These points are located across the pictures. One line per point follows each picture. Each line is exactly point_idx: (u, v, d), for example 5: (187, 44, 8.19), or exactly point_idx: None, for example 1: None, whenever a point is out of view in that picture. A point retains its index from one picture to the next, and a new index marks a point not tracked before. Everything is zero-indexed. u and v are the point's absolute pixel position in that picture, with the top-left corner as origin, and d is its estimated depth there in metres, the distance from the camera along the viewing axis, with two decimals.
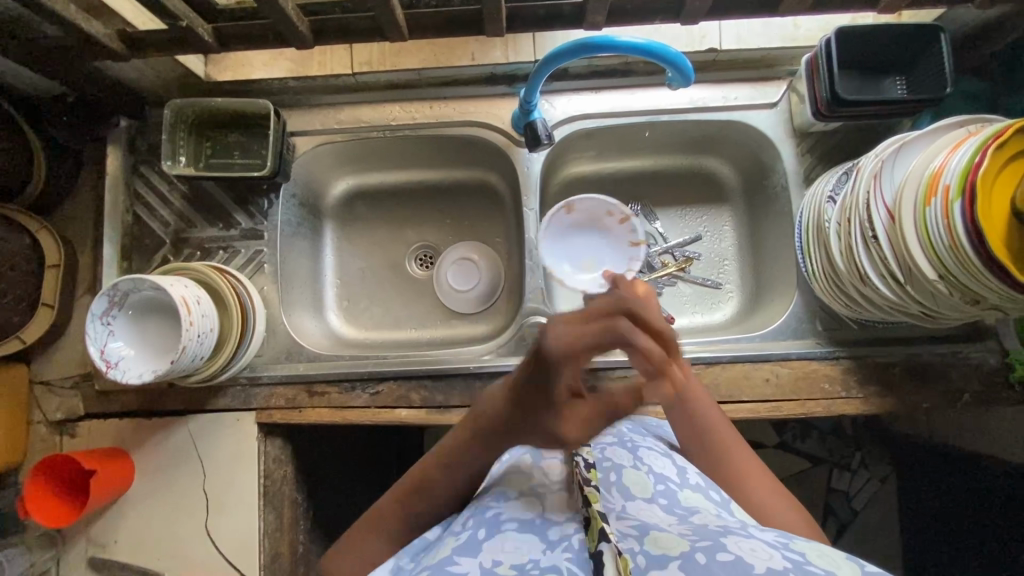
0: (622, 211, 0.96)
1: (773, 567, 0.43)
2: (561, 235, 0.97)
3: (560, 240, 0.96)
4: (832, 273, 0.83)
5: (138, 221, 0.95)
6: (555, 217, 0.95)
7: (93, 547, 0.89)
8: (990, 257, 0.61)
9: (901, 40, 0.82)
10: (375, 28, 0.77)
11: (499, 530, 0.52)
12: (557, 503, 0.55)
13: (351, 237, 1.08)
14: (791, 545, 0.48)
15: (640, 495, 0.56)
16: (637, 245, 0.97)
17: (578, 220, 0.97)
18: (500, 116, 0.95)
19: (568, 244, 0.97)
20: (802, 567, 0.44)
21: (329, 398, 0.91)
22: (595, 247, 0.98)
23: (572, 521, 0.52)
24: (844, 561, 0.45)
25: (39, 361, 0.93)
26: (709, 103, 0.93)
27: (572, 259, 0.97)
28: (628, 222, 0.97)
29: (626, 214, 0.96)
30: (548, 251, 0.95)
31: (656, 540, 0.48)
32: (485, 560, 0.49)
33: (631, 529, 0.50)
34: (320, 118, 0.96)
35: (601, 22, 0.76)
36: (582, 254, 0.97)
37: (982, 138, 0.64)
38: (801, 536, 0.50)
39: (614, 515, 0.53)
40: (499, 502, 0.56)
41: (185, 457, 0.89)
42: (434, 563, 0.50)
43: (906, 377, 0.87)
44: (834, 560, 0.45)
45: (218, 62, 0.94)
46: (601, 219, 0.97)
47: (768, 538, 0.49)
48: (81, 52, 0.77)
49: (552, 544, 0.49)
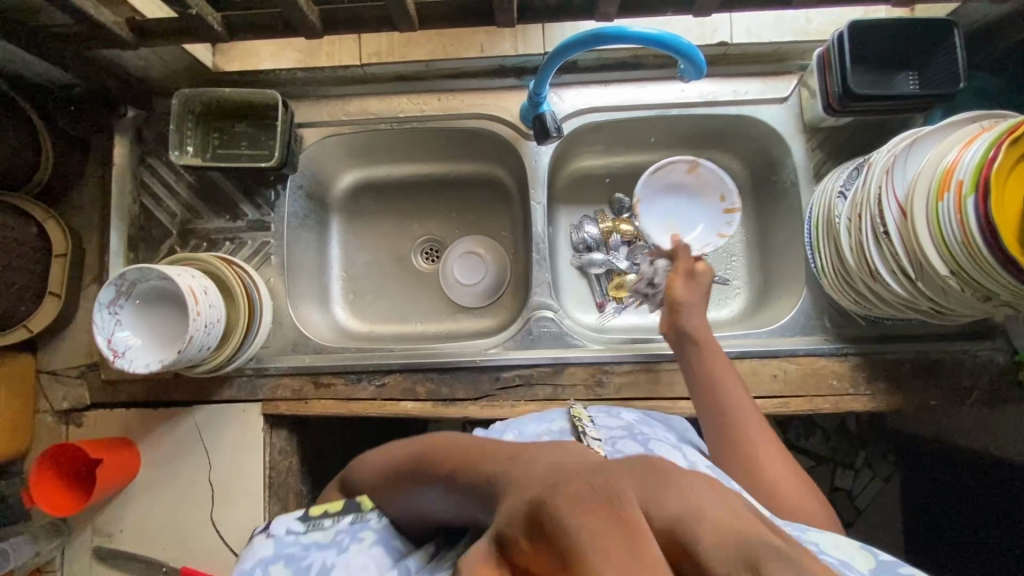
0: (731, 201, 0.98)
1: None
2: (664, 186, 0.99)
3: (659, 191, 0.99)
4: (842, 270, 0.83)
5: (145, 212, 0.95)
6: (670, 169, 0.97)
7: (98, 537, 0.89)
8: (1003, 253, 0.61)
9: (913, 34, 0.82)
10: (385, 18, 0.77)
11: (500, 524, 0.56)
12: None
13: (357, 229, 1.07)
14: (805, 535, 0.48)
15: None
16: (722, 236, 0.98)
17: (690, 180, 0.98)
18: (508, 108, 0.95)
19: (667, 200, 1.00)
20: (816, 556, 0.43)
21: (335, 390, 0.91)
22: (687, 216, 1.01)
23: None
24: (859, 552, 0.46)
25: (45, 350, 0.93)
26: (719, 98, 0.93)
27: (660, 212, 1.00)
28: (732, 211, 0.98)
29: (734, 206, 0.98)
30: (644, 191, 0.98)
31: None
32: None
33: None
34: (328, 109, 0.96)
35: (612, 13, 0.76)
36: (673, 214, 1.00)
37: (996, 133, 0.63)
38: (814, 529, 0.50)
39: None
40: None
41: (190, 447, 0.89)
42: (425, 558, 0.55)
43: (914, 374, 0.87)
44: (848, 551, 0.46)
45: (225, 52, 0.94)
46: (710, 195, 0.99)
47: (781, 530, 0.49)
48: (90, 40, 0.76)
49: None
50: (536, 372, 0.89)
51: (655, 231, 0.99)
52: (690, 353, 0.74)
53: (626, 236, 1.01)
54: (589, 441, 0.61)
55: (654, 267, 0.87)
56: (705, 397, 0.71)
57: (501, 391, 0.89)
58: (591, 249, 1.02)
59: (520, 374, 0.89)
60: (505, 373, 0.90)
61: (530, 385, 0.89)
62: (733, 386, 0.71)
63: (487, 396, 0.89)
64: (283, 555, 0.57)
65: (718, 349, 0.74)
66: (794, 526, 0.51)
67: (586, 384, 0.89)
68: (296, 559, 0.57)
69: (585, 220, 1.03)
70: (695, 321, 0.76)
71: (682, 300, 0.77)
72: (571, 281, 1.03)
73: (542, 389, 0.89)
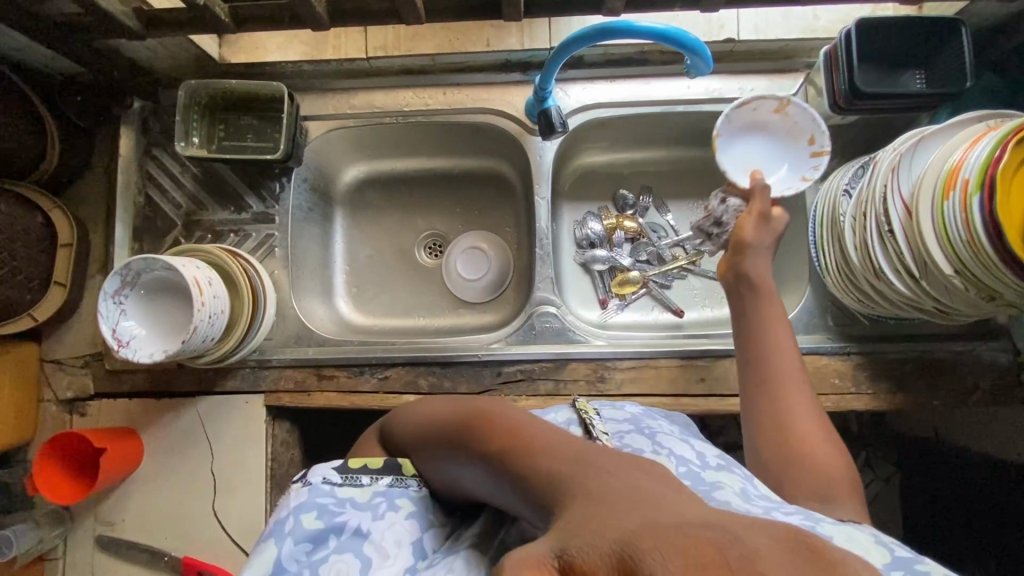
0: (821, 143, 0.85)
1: None
2: (744, 122, 0.87)
3: (738, 127, 0.87)
4: (846, 269, 0.83)
5: (150, 202, 0.95)
6: (756, 103, 0.85)
7: (101, 525, 0.90)
8: (1008, 253, 0.60)
9: (921, 32, 0.81)
10: (392, 11, 0.77)
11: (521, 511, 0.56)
12: None
13: (362, 223, 1.08)
14: (819, 527, 0.48)
15: None
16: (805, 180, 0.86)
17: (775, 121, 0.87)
18: (514, 103, 0.95)
19: (745, 137, 0.88)
20: None
21: (337, 382, 0.91)
22: (767, 156, 0.88)
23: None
24: (874, 547, 0.46)
25: (49, 340, 0.94)
26: (725, 95, 0.92)
27: (738, 148, 0.87)
28: (818, 160, 0.85)
29: (824, 147, 0.85)
30: (725, 123, 0.85)
31: None
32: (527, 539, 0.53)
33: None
34: (333, 102, 0.96)
35: (620, 8, 0.76)
36: (751, 153, 0.88)
37: (1002, 132, 0.63)
38: (825, 518, 0.50)
39: None
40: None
41: (193, 437, 0.90)
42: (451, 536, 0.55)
43: (917, 373, 0.87)
44: (862, 545, 0.46)
45: (232, 43, 0.94)
46: (797, 136, 0.86)
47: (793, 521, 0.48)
48: (97, 29, 0.77)
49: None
50: (538, 367, 0.90)
51: (732, 168, 0.87)
52: (746, 300, 0.71)
53: (630, 232, 1.03)
54: (597, 433, 0.62)
55: (726, 205, 0.85)
56: (751, 350, 0.67)
57: (503, 385, 0.89)
58: (594, 246, 1.03)
59: (522, 369, 0.90)
60: (507, 367, 0.90)
61: (531, 379, 0.89)
62: (782, 342, 0.67)
63: (488, 390, 0.89)
64: (316, 505, 0.57)
65: (775, 302, 0.70)
66: (805, 516, 0.50)
67: (587, 379, 0.89)
68: (329, 512, 0.57)
69: (589, 217, 1.04)
70: (758, 268, 0.72)
71: (750, 240, 0.73)
72: (574, 277, 1.03)
73: (544, 384, 0.89)
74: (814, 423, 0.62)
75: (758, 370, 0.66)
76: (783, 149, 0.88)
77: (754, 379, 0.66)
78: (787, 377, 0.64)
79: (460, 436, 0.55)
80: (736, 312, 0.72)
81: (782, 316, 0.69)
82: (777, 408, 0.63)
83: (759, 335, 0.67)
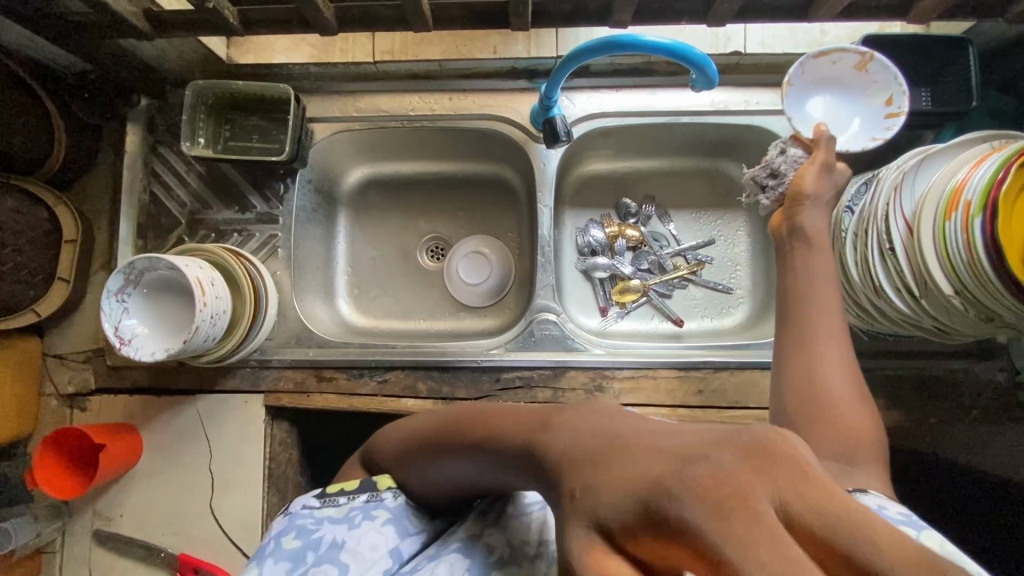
0: (900, 104, 0.74)
1: None
2: (820, 75, 0.78)
3: (811, 80, 0.78)
4: (847, 284, 0.83)
5: (155, 200, 0.95)
6: (835, 53, 0.76)
7: (98, 520, 0.90)
8: (1008, 275, 0.60)
9: (928, 49, 0.82)
10: (399, 18, 0.77)
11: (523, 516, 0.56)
12: None
13: (365, 224, 1.08)
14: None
15: None
16: (875, 142, 0.75)
17: (853, 76, 0.77)
18: (520, 111, 0.95)
19: (817, 90, 0.78)
20: None
21: (337, 384, 0.91)
22: (839, 113, 0.78)
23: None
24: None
25: (52, 334, 0.94)
26: (730, 107, 0.93)
27: (807, 102, 0.78)
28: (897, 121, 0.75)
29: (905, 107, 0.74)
30: (797, 71, 0.77)
31: None
32: (511, 539, 0.56)
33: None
34: (340, 105, 0.96)
35: (627, 20, 0.76)
36: (820, 109, 0.78)
37: (1005, 155, 0.63)
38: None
39: None
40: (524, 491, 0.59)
41: (192, 435, 0.90)
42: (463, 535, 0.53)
43: (915, 391, 0.88)
44: None
45: (240, 45, 0.94)
46: (874, 94, 0.76)
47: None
48: (107, 28, 0.77)
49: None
50: (537, 374, 0.90)
51: (796, 118, 0.78)
52: (798, 254, 0.65)
53: (631, 241, 1.04)
54: None
55: (786, 155, 0.72)
56: (795, 302, 0.61)
57: (501, 392, 0.90)
58: (595, 253, 1.03)
59: (521, 376, 0.90)
60: (506, 374, 0.90)
61: (530, 386, 0.90)
62: (828, 299, 0.60)
63: (487, 396, 0.90)
64: (295, 527, 0.58)
65: (829, 257, 0.64)
66: None
67: (585, 388, 0.89)
68: (306, 531, 0.58)
69: (591, 225, 1.04)
70: (815, 224, 0.66)
71: (809, 193, 0.67)
72: (574, 283, 1.03)
73: (543, 392, 0.89)
74: (849, 387, 0.56)
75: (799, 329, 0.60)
76: (857, 108, 0.77)
77: (792, 342, 0.60)
78: (831, 336, 0.59)
79: (438, 432, 0.58)
80: (785, 265, 0.65)
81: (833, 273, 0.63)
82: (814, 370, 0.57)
83: (805, 291, 0.61)
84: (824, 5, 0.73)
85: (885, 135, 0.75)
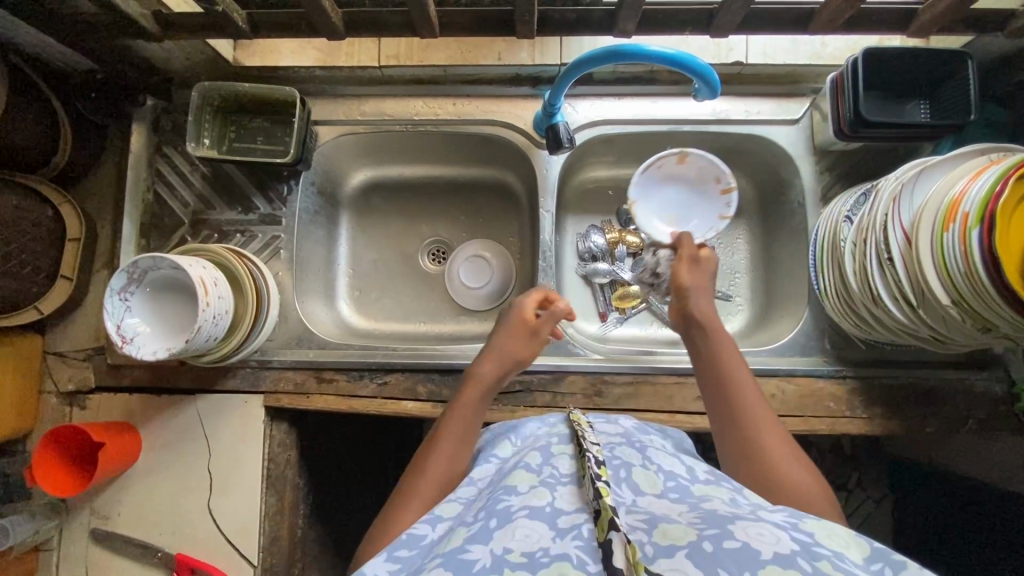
0: (727, 182, 0.89)
1: (780, 552, 0.43)
2: (656, 179, 0.92)
3: (653, 184, 0.93)
4: (845, 293, 0.84)
5: (159, 200, 0.96)
6: (654, 166, 0.91)
7: (96, 519, 0.90)
8: (1004, 287, 0.61)
9: (927, 62, 0.81)
10: (406, 23, 0.78)
11: (510, 520, 0.51)
12: (567, 495, 0.54)
13: (367, 227, 1.09)
14: (801, 525, 0.48)
15: (649, 491, 0.56)
16: (721, 222, 0.91)
17: (683, 171, 0.91)
18: (522, 117, 0.96)
19: (660, 192, 0.93)
20: (810, 549, 0.44)
21: (336, 385, 0.91)
22: (689, 204, 0.93)
23: (581, 513, 0.51)
24: (853, 541, 0.46)
25: (54, 332, 0.95)
26: (731, 116, 0.93)
27: (654, 204, 0.93)
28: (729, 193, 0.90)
29: (733, 185, 0.89)
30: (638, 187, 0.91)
31: (665, 531, 0.48)
32: (496, 547, 0.48)
33: (641, 522, 0.50)
34: (345, 108, 0.97)
35: (631, 30, 0.77)
36: (667, 207, 0.93)
37: (1003, 168, 0.63)
38: (809, 515, 0.50)
39: (624, 509, 0.53)
40: (510, 495, 0.55)
41: (191, 436, 0.90)
42: (445, 551, 0.50)
43: (914, 400, 0.88)
44: (842, 540, 0.46)
45: (247, 47, 0.96)
46: (704, 178, 0.91)
47: (776, 519, 0.49)
48: (115, 29, 0.78)
49: (561, 533, 0.49)
50: (537, 379, 0.90)
51: (652, 227, 0.92)
52: (698, 338, 0.73)
53: (632, 248, 1.01)
54: (587, 444, 0.60)
55: (657, 256, 0.92)
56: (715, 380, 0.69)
57: (501, 396, 0.90)
58: (596, 258, 1.03)
59: (520, 380, 0.90)
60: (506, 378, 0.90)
61: (530, 391, 0.90)
62: (743, 376, 0.69)
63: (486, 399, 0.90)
64: None
65: (726, 337, 0.72)
66: (789, 513, 0.51)
67: (585, 393, 0.89)
68: None
69: (591, 230, 1.04)
70: (702, 306, 0.75)
71: (688, 284, 0.77)
72: (574, 288, 1.04)
73: (542, 396, 0.90)
74: (779, 434, 0.64)
75: (719, 394, 0.68)
76: (701, 193, 0.93)
77: (723, 414, 0.67)
78: (744, 394, 0.67)
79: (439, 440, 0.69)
80: (693, 350, 0.74)
81: (735, 349, 0.72)
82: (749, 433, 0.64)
83: (712, 365, 0.70)
84: (825, 16, 0.74)
85: (727, 213, 0.90)
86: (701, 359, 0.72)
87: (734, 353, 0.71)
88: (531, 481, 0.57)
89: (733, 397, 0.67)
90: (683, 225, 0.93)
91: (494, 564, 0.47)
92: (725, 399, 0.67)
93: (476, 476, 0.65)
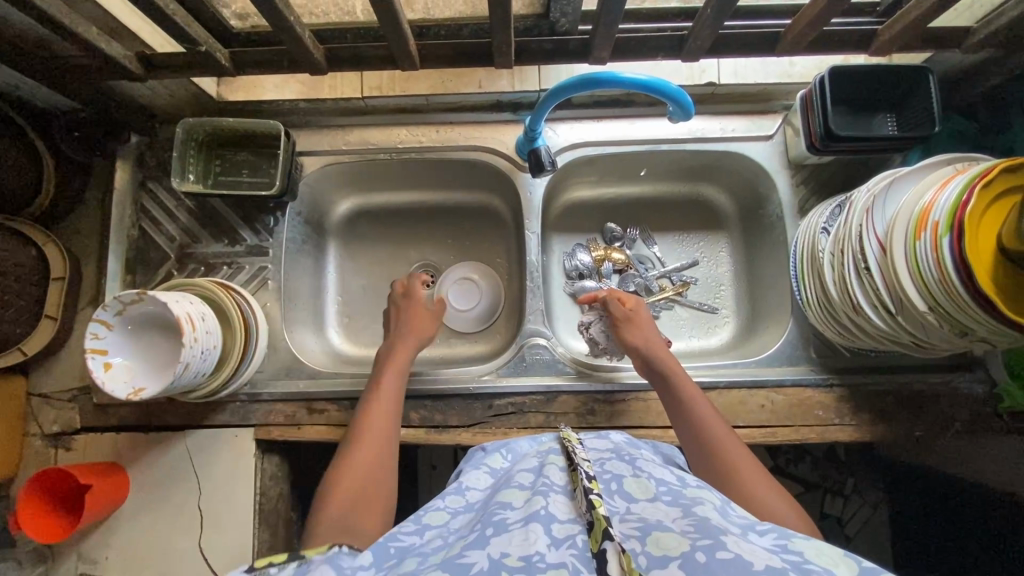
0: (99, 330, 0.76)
1: (772, 565, 0.43)
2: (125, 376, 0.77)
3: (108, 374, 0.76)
4: (826, 302, 0.86)
5: (144, 235, 0.96)
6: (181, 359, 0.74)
7: (83, 564, 0.88)
8: (978, 292, 0.63)
9: (891, 78, 0.85)
10: (388, 57, 0.81)
11: (505, 529, 0.51)
12: (561, 503, 0.54)
13: (355, 254, 1.09)
14: (790, 545, 0.48)
15: (641, 497, 0.56)
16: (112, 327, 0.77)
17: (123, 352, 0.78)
18: (505, 142, 0.98)
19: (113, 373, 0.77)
20: (800, 566, 0.44)
21: (328, 415, 0.91)
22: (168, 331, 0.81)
23: (576, 524, 0.51)
24: (842, 559, 0.45)
25: (38, 373, 0.93)
26: (707, 134, 0.96)
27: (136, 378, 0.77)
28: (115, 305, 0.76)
29: (99, 377, 0.75)
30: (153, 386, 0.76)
31: (658, 539, 0.48)
32: (493, 551, 0.48)
33: (634, 530, 0.50)
34: (329, 139, 0.99)
35: (606, 57, 0.79)
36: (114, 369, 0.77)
37: (969, 176, 0.65)
38: (799, 534, 0.50)
39: (617, 517, 0.53)
40: (506, 509, 0.54)
41: (181, 472, 0.89)
42: (445, 557, 0.49)
43: (899, 405, 0.90)
44: (831, 557, 0.45)
45: (229, 82, 0.97)
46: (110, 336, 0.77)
47: (765, 542, 0.49)
48: (98, 71, 0.79)
49: (557, 542, 0.49)
50: (529, 400, 0.90)
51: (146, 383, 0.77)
52: (663, 389, 0.78)
53: (618, 264, 1.05)
54: (579, 458, 0.61)
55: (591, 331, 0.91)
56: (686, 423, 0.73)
57: (494, 418, 0.90)
58: (583, 277, 1.05)
59: (513, 402, 0.90)
60: (499, 400, 0.90)
61: (523, 412, 0.90)
62: (709, 416, 0.72)
63: (479, 422, 0.90)
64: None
65: (686, 381, 0.77)
66: (778, 534, 0.50)
67: (577, 412, 0.90)
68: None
69: (577, 249, 1.07)
70: (664, 358, 0.80)
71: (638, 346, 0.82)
72: (565, 307, 1.05)
73: (535, 416, 0.90)
74: (749, 457, 0.67)
75: (691, 435, 0.71)
76: (140, 320, 0.80)
77: (697, 452, 0.70)
78: (706, 430, 0.71)
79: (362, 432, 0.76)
80: (667, 399, 0.77)
81: (698, 391, 0.76)
82: (720, 465, 0.67)
83: (679, 409, 0.75)
84: (789, 40, 0.78)
85: (119, 314, 0.77)
86: (673, 405, 0.76)
87: (698, 395, 0.75)
88: (526, 495, 0.56)
89: (703, 436, 0.70)
90: (152, 297, 0.76)
91: (492, 567, 0.46)
92: (694, 439, 0.71)
93: (470, 485, 0.66)
